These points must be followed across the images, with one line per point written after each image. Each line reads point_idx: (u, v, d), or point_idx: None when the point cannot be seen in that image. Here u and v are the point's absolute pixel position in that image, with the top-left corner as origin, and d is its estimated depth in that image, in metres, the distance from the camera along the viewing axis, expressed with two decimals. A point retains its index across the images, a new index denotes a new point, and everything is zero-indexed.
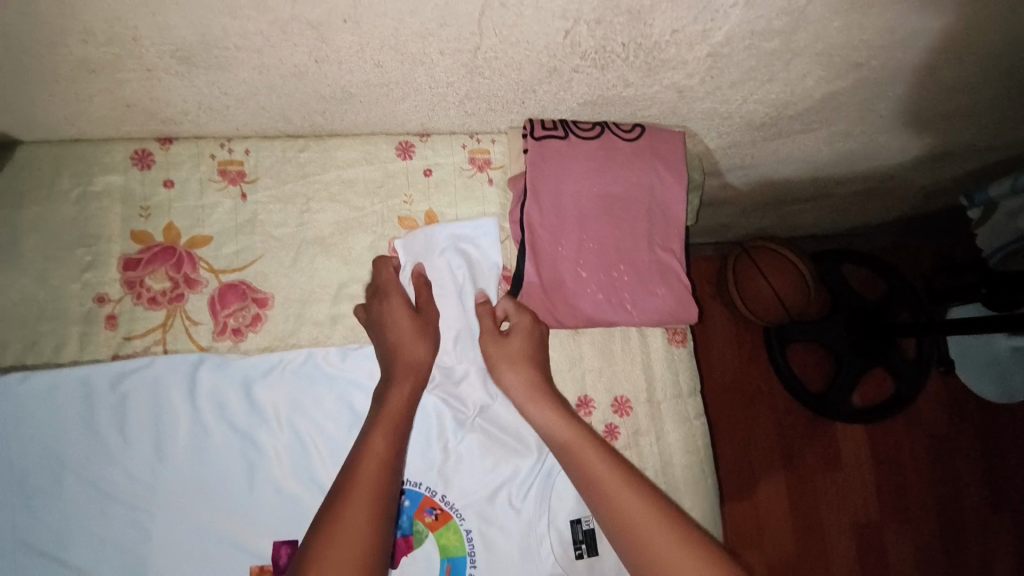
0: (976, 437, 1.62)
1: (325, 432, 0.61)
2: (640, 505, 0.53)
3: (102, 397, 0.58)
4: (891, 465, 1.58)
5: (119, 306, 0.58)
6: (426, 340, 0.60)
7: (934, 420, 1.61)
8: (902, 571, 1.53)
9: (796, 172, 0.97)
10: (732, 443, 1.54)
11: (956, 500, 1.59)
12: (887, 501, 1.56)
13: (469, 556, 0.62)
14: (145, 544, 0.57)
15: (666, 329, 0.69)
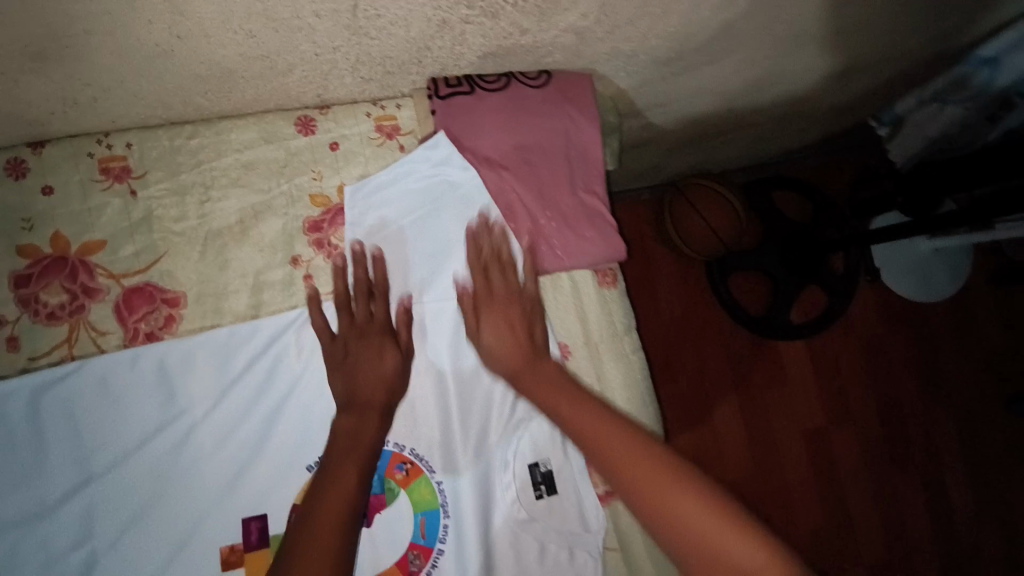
0: (906, 334, 1.75)
1: (266, 409, 0.59)
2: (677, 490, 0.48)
3: (16, 416, 0.54)
4: (833, 370, 1.69)
5: (16, 325, 0.55)
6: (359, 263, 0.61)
7: (866, 325, 1.72)
8: (850, 466, 1.67)
9: (710, 105, 0.99)
10: (686, 372, 1.62)
11: (891, 393, 1.73)
12: (832, 406, 1.67)
13: (442, 508, 0.63)
14: (95, 553, 0.54)
15: (596, 272, 0.68)
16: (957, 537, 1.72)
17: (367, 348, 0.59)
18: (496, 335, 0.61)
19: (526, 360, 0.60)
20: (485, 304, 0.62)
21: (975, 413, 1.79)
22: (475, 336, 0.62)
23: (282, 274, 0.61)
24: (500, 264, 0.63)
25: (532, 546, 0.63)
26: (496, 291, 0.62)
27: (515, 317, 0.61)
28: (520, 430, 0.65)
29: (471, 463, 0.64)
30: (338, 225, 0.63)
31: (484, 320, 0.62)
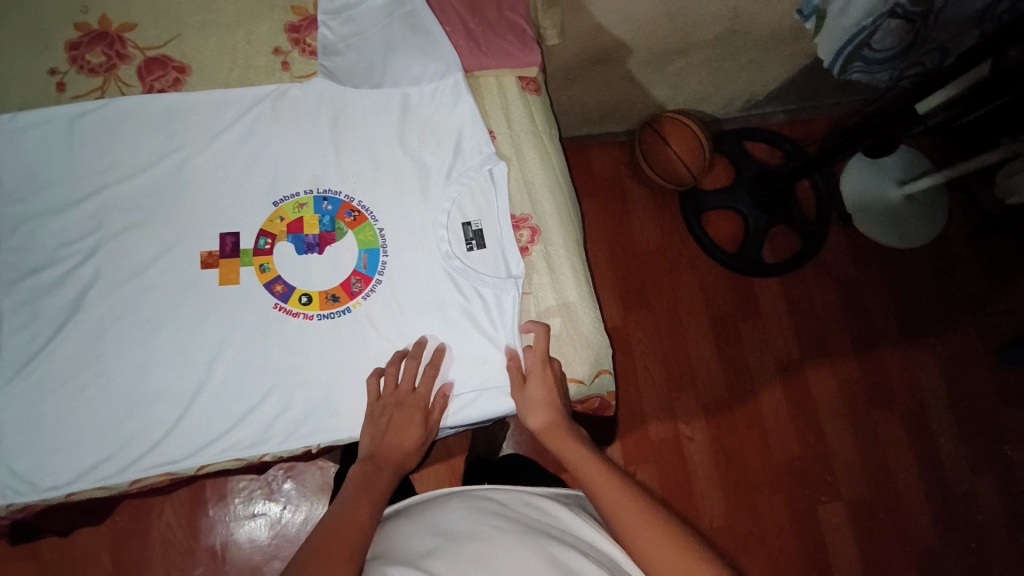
0: (881, 279, 1.80)
1: (245, 152, 0.75)
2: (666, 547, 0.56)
3: (60, 131, 0.71)
4: (805, 308, 1.74)
5: (67, 75, 0.73)
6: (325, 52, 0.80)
7: (839, 266, 1.79)
8: (826, 400, 1.69)
9: (649, 6, 1.15)
10: (663, 302, 1.69)
11: (868, 337, 1.75)
12: (806, 339, 1.72)
13: (382, 248, 0.75)
14: (108, 238, 0.70)
15: (519, 79, 0.83)
16: (948, 487, 1.66)
17: (401, 419, 0.69)
18: (545, 402, 0.70)
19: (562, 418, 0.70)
20: (543, 377, 0.72)
21: (963, 365, 1.75)
22: (521, 398, 0.71)
23: (265, 60, 0.79)
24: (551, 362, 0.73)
25: (457, 287, 0.76)
26: (545, 368, 0.72)
27: (552, 388, 0.72)
28: (454, 193, 0.78)
29: (419, 212, 0.77)
30: (312, 29, 0.80)
31: (536, 384, 0.71)
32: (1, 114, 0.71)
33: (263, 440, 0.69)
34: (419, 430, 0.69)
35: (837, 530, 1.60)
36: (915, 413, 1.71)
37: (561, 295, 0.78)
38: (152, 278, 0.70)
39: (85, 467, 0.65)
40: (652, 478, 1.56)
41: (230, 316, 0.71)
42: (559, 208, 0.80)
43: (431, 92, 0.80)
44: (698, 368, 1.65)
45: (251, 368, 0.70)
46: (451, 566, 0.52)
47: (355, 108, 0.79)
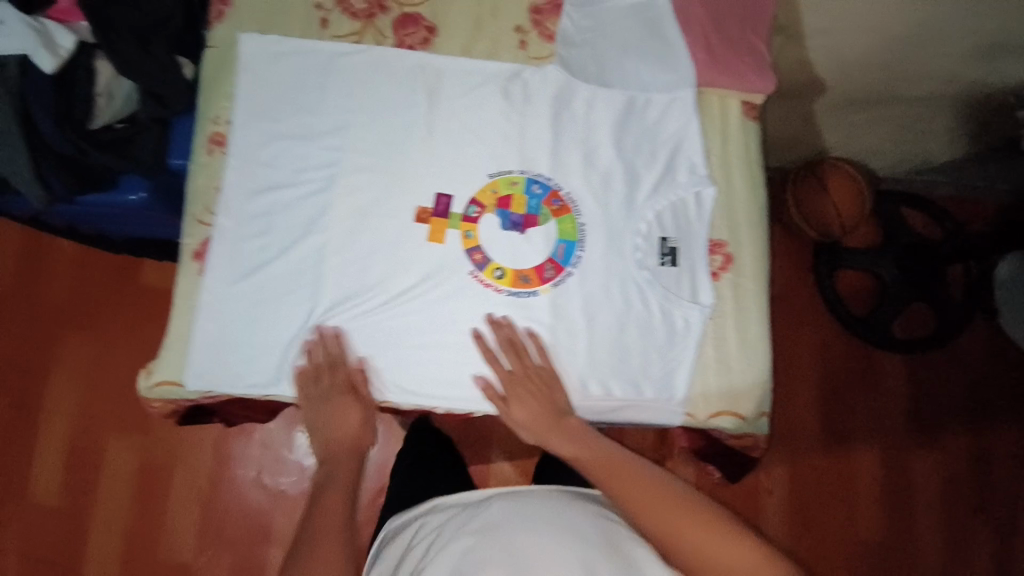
0: (1008, 383, 1.66)
1: (475, 122, 0.79)
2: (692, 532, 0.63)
3: (320, 66, 0.76)
4: (918, 394, 1.64)
5: (329, 13, 0.77)
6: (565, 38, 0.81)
7: (968, 357, 1.66)
8: (923, 489, 1.60)
9: (870, 49, 1.09)
10: (786, 346, 1.64)
11: (981, 439, 1.63)
12: (914, 422, 1.63)
13: (579, 242, 0.78)
14: (340, 177, 0.76)
15: (743, 103, 0.81)
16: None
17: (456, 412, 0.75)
18: (525, 415, 0.73)
19: (551, 422, 0.73)
20: (509, 392, 0.74)
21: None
22: (503, 415, 0.74)
23: (505, 36, 0.81)
24: (524, 363, 0.74)
25: (640, 298, 0.78)
26: (518, 376, 0.74)
27: (534, 392, 0.74)
28: (657, 205, 0.79)
29: (620, 214, 0.79)
30: (553, 15, 0.81)
31: (510, 402, 0.74)
32: (270, 36, 0.75)
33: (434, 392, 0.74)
34: (358, 413, 0.74)
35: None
36: (1006, 532, 1.59)
37: (740, 329, 0.77)
38: (372, 222, 0.76)
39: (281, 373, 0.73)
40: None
41: (436, 273, 0.76)
42: (754, 241, 0.79)
43: (659, 101, 0.80)
44: (797, 423, 1.59)
45: (435, 326, 0.76)
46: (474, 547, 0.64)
47: (582, 102, 0.80)
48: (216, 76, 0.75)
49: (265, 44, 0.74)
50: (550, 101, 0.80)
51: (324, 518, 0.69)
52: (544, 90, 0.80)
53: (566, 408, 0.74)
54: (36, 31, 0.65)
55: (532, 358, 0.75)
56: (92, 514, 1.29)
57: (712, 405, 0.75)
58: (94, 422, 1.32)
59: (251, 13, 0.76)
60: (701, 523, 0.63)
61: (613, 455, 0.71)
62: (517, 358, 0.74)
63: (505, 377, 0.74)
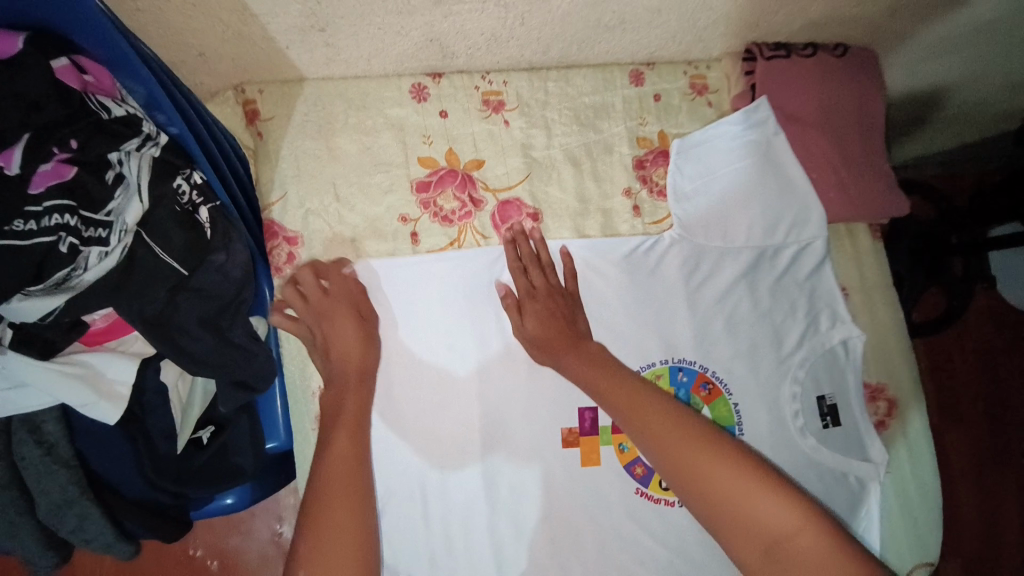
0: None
1: (603, 314, 0.69)
2: (726, 473, 0.51)
3: (423, 290, 0.65)
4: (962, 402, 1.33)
5: (419, 223, 0.65)
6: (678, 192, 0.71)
7: None
8: None
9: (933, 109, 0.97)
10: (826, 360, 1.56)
11: None
12: None
13: (738, 425, 0.70)
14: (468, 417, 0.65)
15: (871, 227, 0.76)
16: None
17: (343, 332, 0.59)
18: (539, 327, 0.62)
19: (566, 340, 0.62)
20: (529, 305, 0.63)
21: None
22: (517, 327, 0.64)
23: (614, 204, 0.71)
24: (549, 281, 0.64)
25: (811, 468, 0.70)
26: (540, 291, 0.63)
27: (553, 306, 0.63)
28: (806, 363, 0.72)
29: (772, 383, 0.71)
30: (659, 165, 0.72)
31: (528, 313, 0.63)
32: (357, 267, 0.63)
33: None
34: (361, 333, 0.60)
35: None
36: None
37: (919, 474, 0.72)
38: (523, 471, 0.66)
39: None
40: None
41: (595, 504, 0.66)
42: (910, 376, 0.74)
43: (790, 245, 0.72)
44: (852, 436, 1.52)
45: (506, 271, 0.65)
46: None
47: (710, 262, 0.70)
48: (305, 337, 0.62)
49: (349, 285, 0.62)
50: (681, 270, 0.70)
51: (334, 485, 0.52)
52: (666, 259, 0.70)
53: (585, 332, 0.63)
54: (79, 377, 0.48)
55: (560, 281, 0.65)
56: None
57: (908, 566, 0.71)
58: None
59: (326, 245, 0.63)
60: (727, 467, 0.51)
61: (625, 385, 0.58)
62: (541, 273, 0.63)
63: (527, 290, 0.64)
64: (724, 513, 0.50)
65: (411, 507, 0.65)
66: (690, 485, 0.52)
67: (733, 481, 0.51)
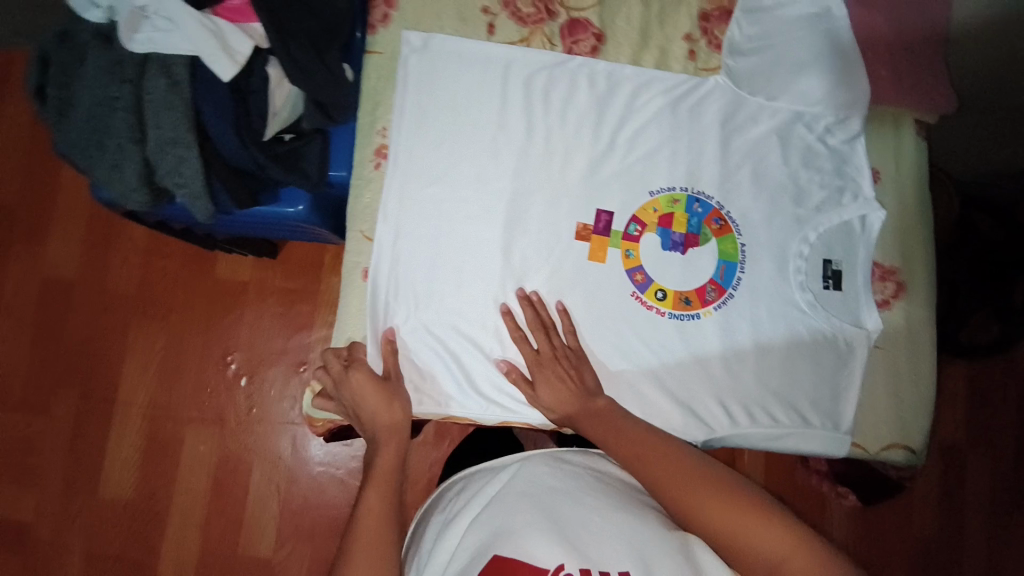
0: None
1: (639, 138, 0.76)
2: (718, 509, 0.57)
3: (486, 70, 0.74)
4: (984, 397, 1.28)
5: (496, 18, 0.74)
6: (734, 48, 0.77)
7: None
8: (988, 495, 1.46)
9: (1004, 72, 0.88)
10: None
11: None
12: None
13: (740, 264, 0.76)
14: (500, 193, 0.73)
15: (916, 124, 0.80)
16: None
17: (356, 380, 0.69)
18: (554, 398, 0.70)
19: (580, 405, 0.69)
20: (539, 376, 0.71)
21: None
22: (534, 400, 0.71)
23: (673, 48, 0.77)
24: (552, 341, 0.71)
25: (802, 320, 0.75)
26: (546, 359, 0.71)
27: (563, 373, 0.70)
28: (822, 227, 0.76)
29: (783, 235, 0.76)
30: (723, 24, 0.78)
31: (540, 385, 0.70)
32: (436, 37, 0.73)
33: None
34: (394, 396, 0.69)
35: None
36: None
37: (911, 355, 0.76)
38: (539, 254, 0.73)
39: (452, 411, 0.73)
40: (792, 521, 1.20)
41: (595, 293, 0.74)
42: (921, 264, 0.77)
43: (830, 115, 0.77)
44: None
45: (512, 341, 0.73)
46: (526, 521, 0.56)
47: (747, 117, 0.77)
48: (384, 84, 0.73)
49: (427, 47, 0.73)
50: (721, 113, 0.77)
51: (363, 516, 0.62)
52: (707, 104, 0.77)
53: (595, 388, 0.70)
54: (211, 32, 0.61)
55: (561, 338, 0.72)
56: (162, 525, 1.14)
57: (882, 436, 0.74)
58: (168, 420, 1.16)
59: (417, 16, 0.73)
60: (720, 499, 0.58)
61: (623, 430, 0.66)
62: (545, 339, 0.71)
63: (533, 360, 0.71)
64: (722, 543, 0.56)
65: (439, 274, 0.72)
66: (688, 518, 0.59)
67: (724, 518, 0.57)
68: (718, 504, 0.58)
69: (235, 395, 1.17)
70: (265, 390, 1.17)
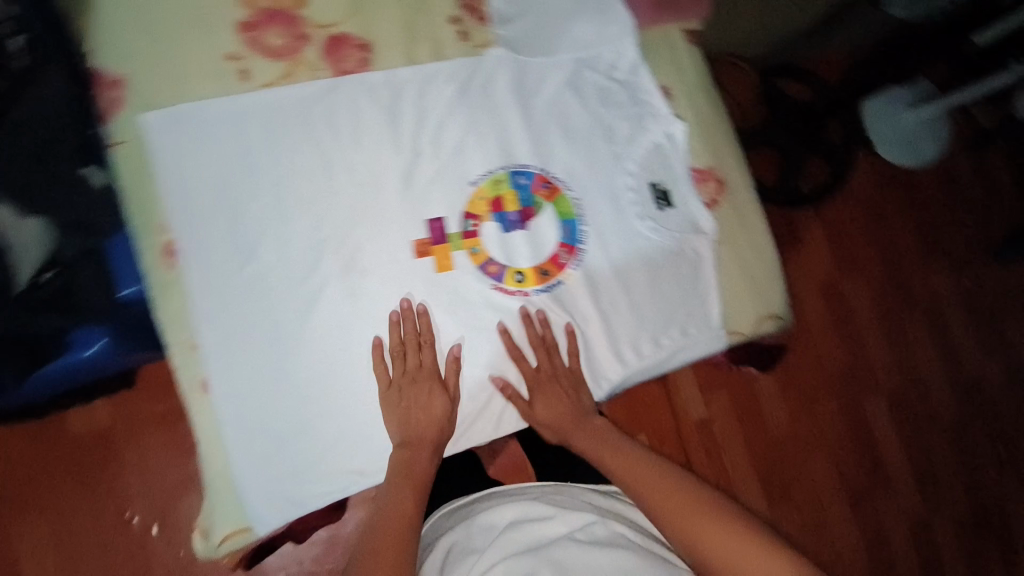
0: (923, 187, 1.77)
1: (441, 135, 0.75)
2: (709, 526, 0.70)
3: (252, 119, 0.68)
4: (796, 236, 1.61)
5: (249, 61, 0.69)
6: (500, 17, 0.77)
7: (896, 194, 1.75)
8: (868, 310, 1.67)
9: None
10: None
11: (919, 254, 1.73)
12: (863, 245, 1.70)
13: (580, 217, 0.78)
14: (315, 238, 0.70)
15: (686, 32, 0.83)
16: (973, 389, 1.71)
17: (419, 393, 0.73)
18: (547, 410, 0.80)
19: (572, 420, 0.82)
20: (540, 386, 0.78)
21: (971, 292, 1.75)
22: (527, 412, 0.79)
23: (442, 33, 0.75)
24: (552, 360, 0.78)
25: (650, 246, 0.80)
26: (544, 375, 0.78)
27: (563, 391, 0.80)
28: (638, 155, 0.80)
29: (609, 176, 0.80)
30: None
31: (534, 399, 0.79)
32: (188, 105, 0.67)
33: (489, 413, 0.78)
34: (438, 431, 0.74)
35: (880, 423, 1.62)
36: (932, 321, 1.70)
37: (750, 239, 0.83)
38: (389, 283, 0.72)
39: (347, 481, 0.72)
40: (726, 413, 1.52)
41: (457, 299, 0.75)
42: (731, 156, 0.83)
43: (608, 50, 0.79)
44: None
45: (507, 359, 0.77)
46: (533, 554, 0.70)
47: (535, 78, 0.78)
48: (145, 175, 0.66)
49: (181, 117, 0.67)
50: (512, 84, 0.77)
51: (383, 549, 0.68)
52: (492, 80, 0.76)
53: (589, 406, 0.82)
54: None
55: (563, 360, 0.79)
56: None
57: (752, 316, 0.81)
58: None
59: (162, 90, 0.67)
60: (706, 518, 0.71)
61: (629, 460, 0.79)
62: (546, 356, 0.77)
63: (532, 374, 0.78)
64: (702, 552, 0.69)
65: (296, 344, 0.69)
66: (681, 533, 0.71)
67: (714, 534, 0.70)
68: (707, 522, 0.71)
69: (153, 551, 1.05)
70: (185, 527, 1.06)
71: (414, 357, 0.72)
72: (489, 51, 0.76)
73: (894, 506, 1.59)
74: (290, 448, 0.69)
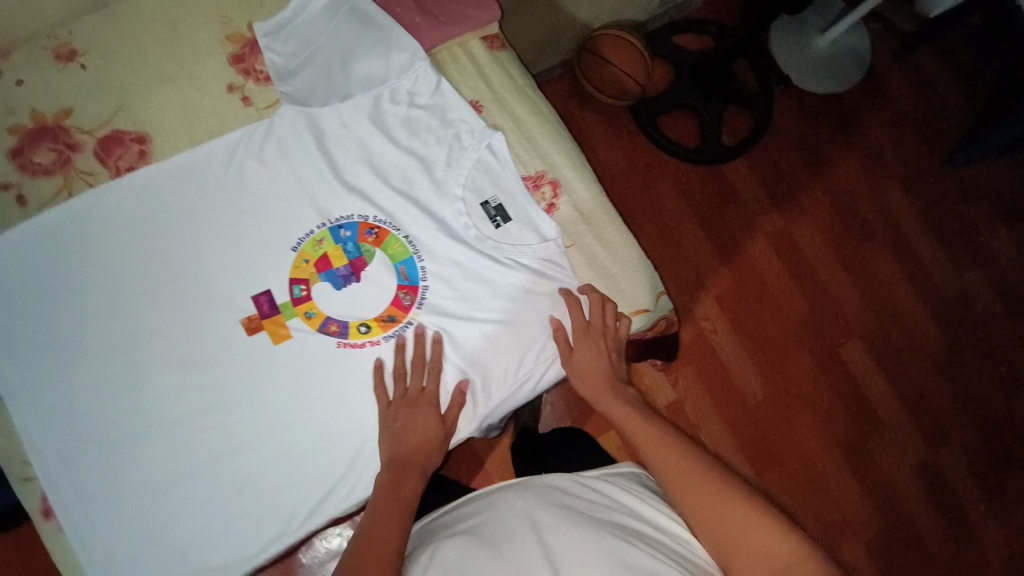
0: (869, 102, 1.54)
1: (239, 208, 0.71)
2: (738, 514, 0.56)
3: (38, 241, 0.67)
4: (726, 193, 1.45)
5: (22, 186, 0.68)
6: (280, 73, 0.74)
7: (856, 111, 1.53)
8: (842, 251, 1.45)
9: None
10: (638, 200, 1.42)
11: (896, 173, 1.51)
12: (823, 180, 1.49)
13: (414, 255, 0.75)
14: (127, 345, 0.68)
15: (484, 40, 0.82)
16: (965, 311, 1.45)
17: (416, 417, 0.69)
18: (585, 363, 0.73)
19: (602, 374, 0.72)
20: (581, 342, 0.73)
21: (943, 208, 1.50)
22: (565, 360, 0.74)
23: (220, 103, 0.73)
24: (603, 321, 0.74)
25: (494, 267, 0.75)
26: (594, 330, 0.74)
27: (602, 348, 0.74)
28: (461, 175, 0.77)
29: (435, 205, 0.76)
30: (257, 54, 0.75)
31: (578, 347, 0.73)
32: None
33: (348, 487, 0.69)
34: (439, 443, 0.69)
35: (864, 369, 1.39)
36: (901, 243, 1.47)
37: (599, 233, 0.79)
38: (211, 369, 0.69)
39: None
40: (695, 386, 1.34)
41: (298, 373, 0.70)
42: (561, 153, 0.80)
43: (405, 79, 0.76)
44: (688, 248, 1.41)
45: (540, 317, 0.75)
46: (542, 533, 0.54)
47: (333, 126, 0.75)
48: None
49: None
50: (308, 136, 0.74)
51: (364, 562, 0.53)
52: (285, 137, 0.74)
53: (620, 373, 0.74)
54: None
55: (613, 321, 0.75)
56: None
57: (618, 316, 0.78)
58: None
59: None
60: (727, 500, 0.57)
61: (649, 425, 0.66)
62: (600, 313, 0.74)
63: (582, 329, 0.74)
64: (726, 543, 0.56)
65: (130, 458, 0.67)
66: (697, 515, 0.58)
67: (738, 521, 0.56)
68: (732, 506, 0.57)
69: None
70: None
71: (415, 380, 0.70)
72: (275, 109, 0.74)
73: (895, 453, 1.36)
74: (144, 567, 0.66)
